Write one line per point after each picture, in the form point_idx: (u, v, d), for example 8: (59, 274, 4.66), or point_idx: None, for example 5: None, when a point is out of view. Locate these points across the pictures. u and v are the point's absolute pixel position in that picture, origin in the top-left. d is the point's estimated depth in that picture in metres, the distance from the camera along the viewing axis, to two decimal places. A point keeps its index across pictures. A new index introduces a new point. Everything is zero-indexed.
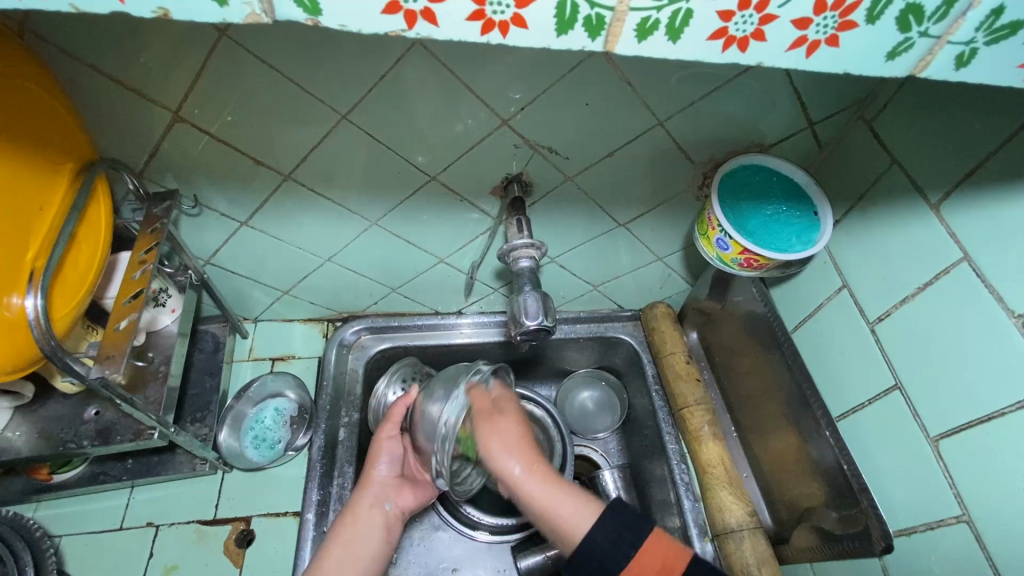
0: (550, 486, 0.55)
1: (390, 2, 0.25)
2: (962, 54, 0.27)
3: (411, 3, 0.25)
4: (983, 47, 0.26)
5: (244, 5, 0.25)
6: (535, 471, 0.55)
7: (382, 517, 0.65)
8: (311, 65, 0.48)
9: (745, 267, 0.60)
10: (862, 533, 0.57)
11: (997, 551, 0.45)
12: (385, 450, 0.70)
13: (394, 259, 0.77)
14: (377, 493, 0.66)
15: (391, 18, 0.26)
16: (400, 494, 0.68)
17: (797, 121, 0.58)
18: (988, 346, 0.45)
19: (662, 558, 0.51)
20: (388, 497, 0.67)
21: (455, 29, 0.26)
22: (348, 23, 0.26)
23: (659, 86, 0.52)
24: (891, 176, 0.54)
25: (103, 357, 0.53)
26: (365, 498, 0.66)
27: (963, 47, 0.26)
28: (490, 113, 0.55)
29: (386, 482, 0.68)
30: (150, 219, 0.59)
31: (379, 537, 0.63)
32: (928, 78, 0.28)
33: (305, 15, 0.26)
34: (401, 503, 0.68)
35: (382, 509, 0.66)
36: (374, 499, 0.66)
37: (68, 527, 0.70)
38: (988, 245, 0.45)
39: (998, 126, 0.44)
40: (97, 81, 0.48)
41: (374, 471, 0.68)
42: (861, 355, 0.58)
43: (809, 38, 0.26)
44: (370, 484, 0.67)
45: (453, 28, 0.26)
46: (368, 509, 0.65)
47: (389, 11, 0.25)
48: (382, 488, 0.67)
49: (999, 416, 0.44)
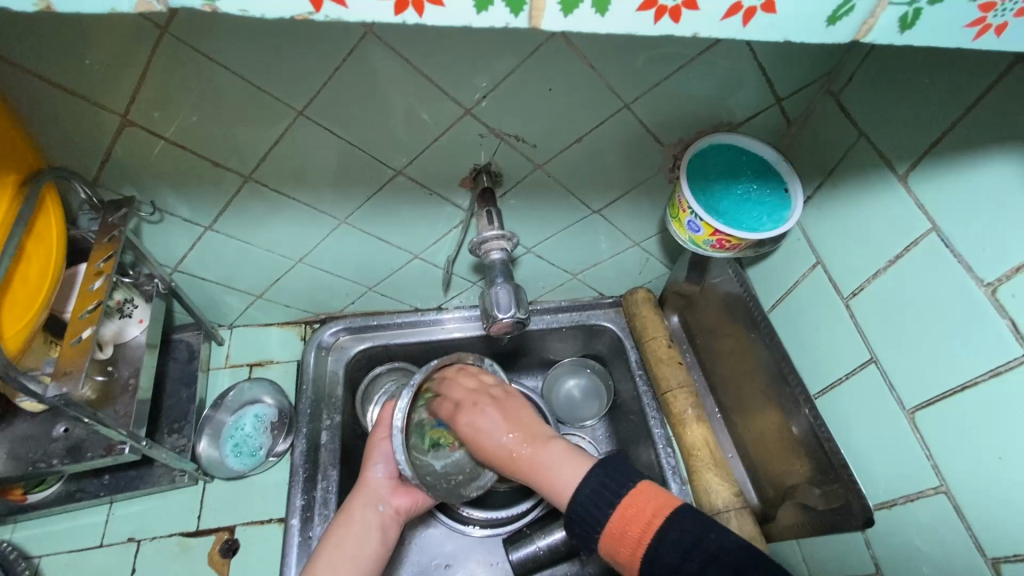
0: (535, 447, 0.59)
1: None
2: (906, 15, 0.26)
3: None
4: (927, 6, 0.25)
5: None
6: (519, 434, 0.61)
7: (376, 518, 0.64)
8: (260, 60, 0.47)
9: (719, 248, 0.60)
10: (844, 508, 0.57)
11: (975, 520, 0.45)
12: (380, 451, 0.68)
13: (367, 257, 0.75)
14: (371, 494, 0.65)
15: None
16: (395, 495, 0.67)
17: (766, 97, 0.57)
18: (959, 315, 0.45)
19: (643, 520, 0.49)
20: (382, 498, 0.66)
21: (367, 10, 0.25)
22: (250, 8, 0.25)
23: (623, 67, 0.51)
24: (860, 150, 0.53)
25: (60, 373, 0.52)
26: (358, 499, 0.65)
27: (907, 8, 0.25)
28: (452, 102, 0.53)
29: (381, 485, 0.66)
30: (106, 228, 0.57)
31: (374, 537, 0.63)
32: (874, 43, 0.27)
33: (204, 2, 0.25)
34: (396, 503, 0.67)
35: (375, 510, 0.65)
36: (368, 499, 0.65)
37: (46, 547, 0.68)
38: (956, 214, 0.45)
39: (963, 93, 0.44)
40: (36, 86, 0.46)
41: (368, 474, 0.67)
42: (838, 331, 0.58)
43: (744, 6, 0.25)
44: (365, 486, 0.66)
45: (365, 10, 0.25)
46: (362, 512, 0.64)
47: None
48: (377, 490, 0.66)
49: (973, 385, 0.44)
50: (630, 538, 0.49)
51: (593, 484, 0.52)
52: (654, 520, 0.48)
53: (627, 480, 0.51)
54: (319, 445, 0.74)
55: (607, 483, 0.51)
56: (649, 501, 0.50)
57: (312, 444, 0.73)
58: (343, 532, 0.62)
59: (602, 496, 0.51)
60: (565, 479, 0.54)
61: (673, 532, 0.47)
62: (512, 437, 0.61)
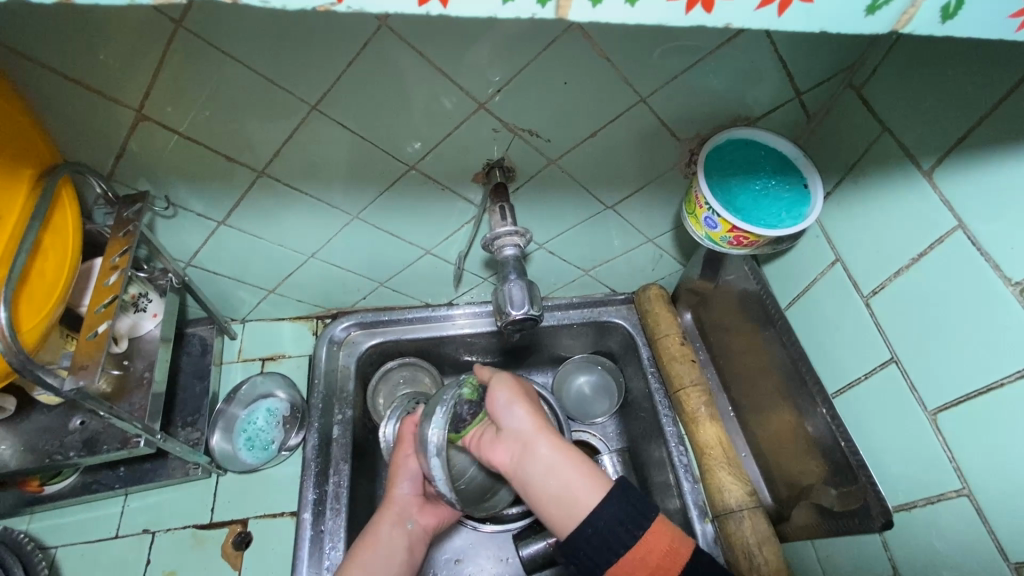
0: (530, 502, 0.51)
1: None
2: (947, 4, 0.25)
3: None
4: None
5: None
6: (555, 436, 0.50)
7: (404, 537, 0.65)
8: (273, 53, 0.46)
9: (735, 245, 0.59)
10: (862, 509, 0.56)
11: (998, 523, 0.44)
12: (407, 468, 0.68)
13: (379, 253, 0.75)
14: (399, 512, 0.66)
15: None
16: (422, 512, 0.68)
17: (785, 91, 0.56)
18: (983, 314, 0.44)
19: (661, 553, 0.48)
20: (410, 515, 0.67)
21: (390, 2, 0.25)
22: None
23: (640, 59, 0.50)
24: (882, 145, 0.52)
25: (77, 367, 0.52)
26: (386, 517, 0.65)
27: None
28: (465, 96, 0.52)
29: (408, 502, 0.67)
30: (121, 222, 0.58)
31: (399, 556, 0.63)
32: (911, 33, 0.26)
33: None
34: (423, 521, 0.67)
35: (403, 528, 0.65)
36: (396, 517, 0.65)
37: (63, 537, 0.69)
38: (982, 211, 0.44)
39: (993, 86, 0.42)
40: (51, 81, 0.46)
41: (399, 480, 0.68)
42: (857, 330, 0.57)
43: None
44: (393, 502, 0.66)
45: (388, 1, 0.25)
46: (389, 529, 0.65)
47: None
48: (404, 506, 0.66)
49: (999, 386, 0.43)
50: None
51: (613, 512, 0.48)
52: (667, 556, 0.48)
53: (647, 511, 0.49)
54: (330, 439, 0.74)
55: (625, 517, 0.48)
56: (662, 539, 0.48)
57: (324, 438, 0.73)
58: (372, 545, 0.63)
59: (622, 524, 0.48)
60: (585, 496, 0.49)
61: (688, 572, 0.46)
62: (546, 443, 0.50)
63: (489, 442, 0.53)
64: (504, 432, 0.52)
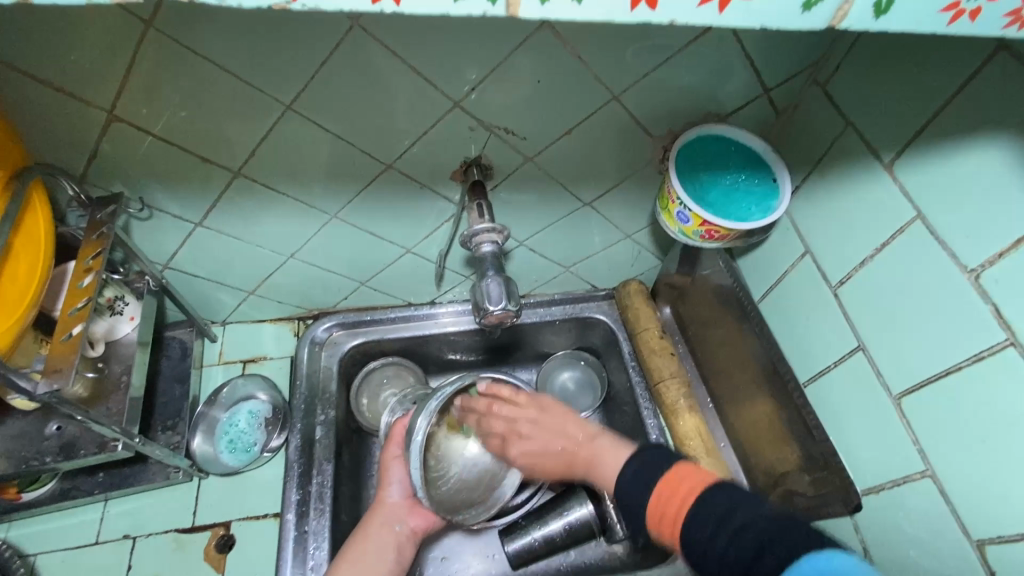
0: (586, 446, 0.62)
1: None
2: (881, 2, 0.26)
3: None
4: None
5: None
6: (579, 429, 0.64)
7: (392, 538, 0.66)
8: (244, 53, 0.46)
9: (708, 239, 0.60)
10: (837, 495, 0.57)
11: (960, 503, 0.46)
12: (394, 471, 0.69)
13: (359, 252, 0.76)
14: (388, 515, 0.67)
15: None
16: (412, 515, 0.68)
17: (754, 88, 0.57)
18: (942, 300, 0.46)
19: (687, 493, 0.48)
20: (399, 518, 0.67)
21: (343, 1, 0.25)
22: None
23: (611, 57, 0.51)
24: (846, 140, 0.54)
25: (51, 370, 0.51)
26: (375, 520, 0.66)
27: None
28: (440, 95, 0.53)
29: (397, 505, 0.67)
30: (94, 224, 0.57)
31: (390, 554, 0.64)
32: (853, 29, 0.27)
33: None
34: (413, 523, 0.68)
35: (391, 530, 0.66)
36: (384, 519, 0.66)
37: (41, 544, 0.68)
38: (939, 202, 0.45)
39: (944, 82, 0.44)
40: (21, 83, 0.46)
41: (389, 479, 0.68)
42: (827, 320, 0.58)
43: None
44: (381, 507, 0.67)
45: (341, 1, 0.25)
46: (378, 530, 0.65)
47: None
48: (393, 511, 0.67)
49: (957, 370, 0.45)
50: (671, 520, 0.47)
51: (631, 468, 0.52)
52: (688, 496, 0.47)
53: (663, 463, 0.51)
54: (313, 440, 0.74)
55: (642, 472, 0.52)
56: (684, 480, 0.48)
57: (307, 438, 0.73)
58: (363, 550, 0.64)
59: (642, 479, 0.51)
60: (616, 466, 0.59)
61: (704, 508, 0.46)
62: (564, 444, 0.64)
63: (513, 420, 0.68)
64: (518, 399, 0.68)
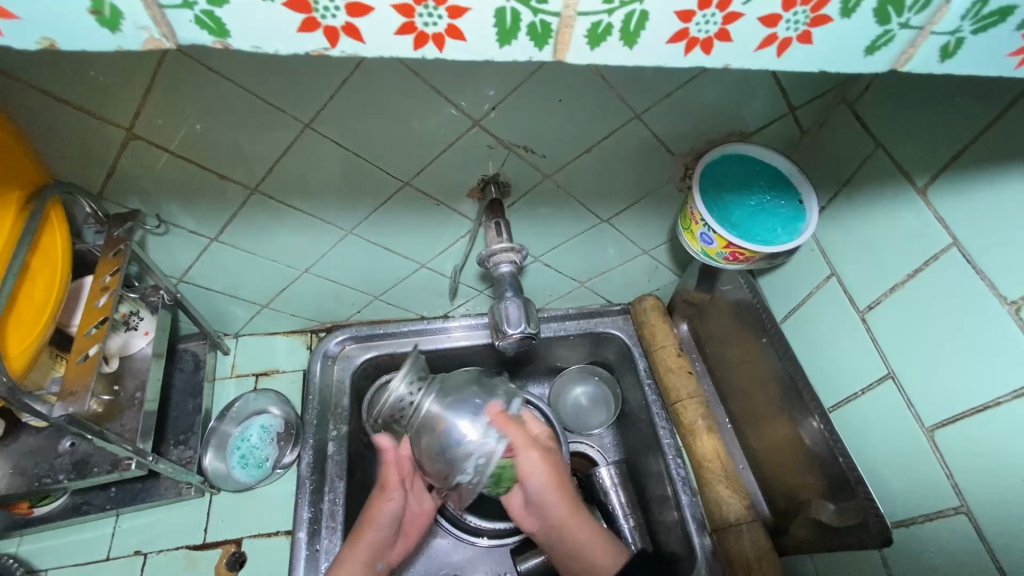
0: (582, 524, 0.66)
1: (306, 19, 0.23)
2: (947, 44, 0.25)
3: (331, 19, 0.23)
4: (970, 35, 0.24)
5: (140, 31, 0.23)
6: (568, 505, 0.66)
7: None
8: (263, 73, 0.46)
9: (731, 260, 0.59)
10: (860, 526, 0.55)
11: (995, 541, 0.44)
12: (387, 510, 0.66)
13: (374, 267, 0.75)
14: (372, 555, 0.65)
15: (311, 36, 0.24)
16: (390, 551, 0.68)
17: (779, 106, 0.56)
18: (979, 331, 0.44)
19: None
20: (382, 557, 0.66)
21: (384, 44, 0.25)
22: (262, 45, 0.25)
23: (634, 78, 0.50)
24: (875, 162, 0.52)
25: (67, 394, 0.51)
26: (362, 557, 0.64)
27: (949, 37, 0.25)
28: (460, 113, 0.52)
29: (383, 543, 0.66)
30: (112, 241, 0.57)
31: None
32: (911, 71, 0.26)
33: (215, 39, 0.25)
34: (389, 558, 0.68)
35: (374, 568, 0.65)
36: (370, 561, 0.65)
37: (52, 560, 0.68)
38: (976, 228, 0.44)
39: (981, 108, 0.43)
40: (42, 101, 0.45)
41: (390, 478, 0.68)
42: (853, 344, 0.57)
43: (779, 37, 0.25)
44: (368, 542, 0.65)
45: (382, 44, 0.25)
46: (364, 573, 0.64)
47: (306, 28, 0.24)
48: (378, 550, 0.66)
49: (995, 405, 0.43)
50: None
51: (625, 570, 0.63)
52: None
53: None
54: (325, 455, 0.73)
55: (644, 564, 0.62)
56: None
57: (319, 454, 0.72)
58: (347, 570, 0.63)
59: None
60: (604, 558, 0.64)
61: None
62: (573, 518, 0.65)
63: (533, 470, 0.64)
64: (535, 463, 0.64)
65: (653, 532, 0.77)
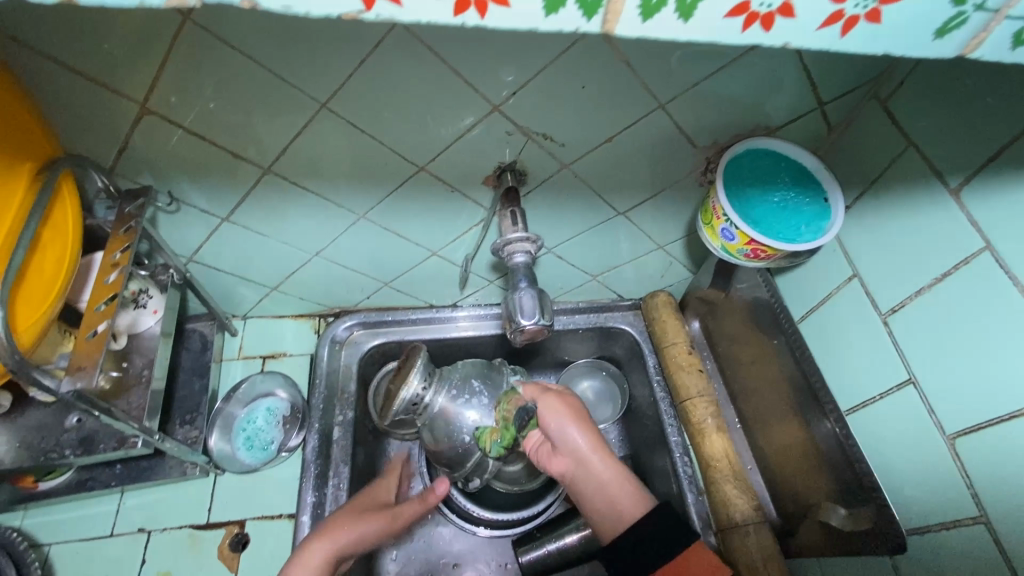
0: (604, 457, 0.57)
1: None
2: (1020, 32, 0.23)
3: None
4: None
5: None
6: (593, 445, 0.57)
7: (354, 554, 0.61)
8: (280, 48, 0.45)
9: (751, 257, 0.58)
10: (871, 531, 0.55)
11: (1016, 554, 0.43)
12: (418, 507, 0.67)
13: (385, 253, 0.74)
14: (380, 515, 0.63)
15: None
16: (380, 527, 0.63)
17: (807, 101, 0.55)
18: (1009, 338, 0.43)
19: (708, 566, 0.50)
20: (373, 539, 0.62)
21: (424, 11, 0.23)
22: (293, 5, 0.23)
23: (659, 66, 0.49)
24: (906, 161, 0.51)
25: (74, 368, 0.51)
26: (358, 507, 0.64)
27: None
28: (480, 98, 0.51)
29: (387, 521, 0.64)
30: (123, 218, 0.56)
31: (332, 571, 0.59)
32: (977, 58, 0.25)
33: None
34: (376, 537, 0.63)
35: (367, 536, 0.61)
36: (370, 516, 0.63)
37: (57, 534, 0.68)
38: (1010, 232, 0.43)
39: (1021, 108, 0.41)
40: (55, 72, 0.45)
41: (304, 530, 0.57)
42: (874, 348, 0.56)
43: (846, 14, 0.23)
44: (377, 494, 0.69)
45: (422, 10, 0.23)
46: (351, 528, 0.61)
47: None
48: (388, 510, 0.65)
49: (1022, 415, 0.42)
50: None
51: (650, 526, 0.53)
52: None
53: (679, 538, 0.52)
54: (331, 440, 0.73)
55: (653, 534, 0.52)
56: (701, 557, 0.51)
57: (324, 439, 0.72)
58: (307, 559, 0.58)
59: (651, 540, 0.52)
60: (627, 504, 0.55)
61: None
62: (599, 454, 0.57)
63: (557, 413, 0.58)
64: (561, 391, 0.61)
65: None
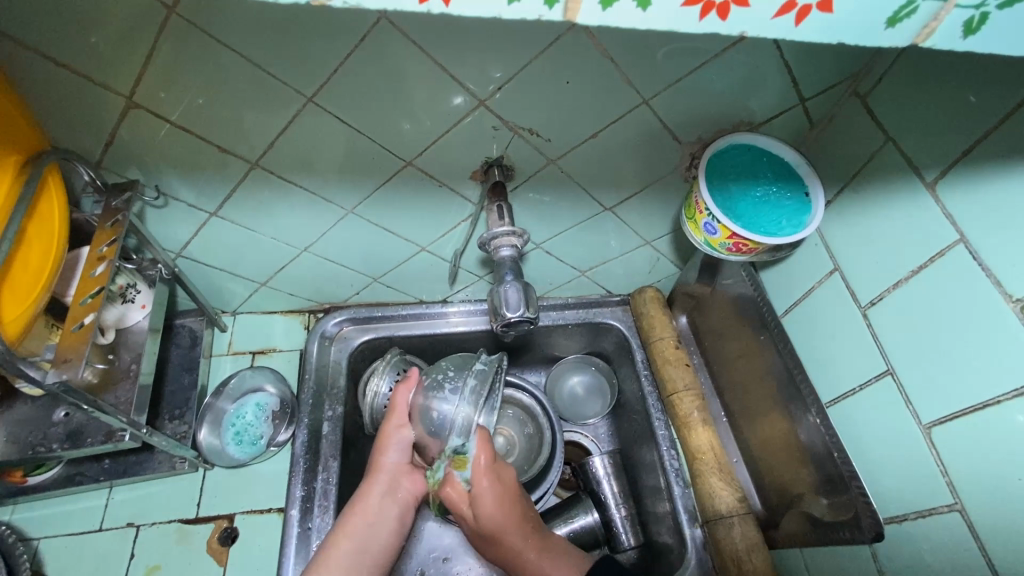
0: (532, 547, 0.63)
1: None
2: (971, 20, 0.24)
3: None
4: (995, 11, 0.23)
5: None
6: (513, 522, 0.62)
7: (395, 503, 0.66)
8: (264, 43, 0.45)
9: (734, 251, 0.58)
10: (853, 521, 0.55)
11: (989, 539, 0.44)
12: (397, 437, 0.67)
13: (374, 248, 0.74)
14: (389, 480, 0.66)
15: None
16: (411, 476, 0.68)
17: (789, 97, 0.55)
18: (983, 329, 0.44)
19: None
20: (399, 480, 0.67)
21: None
22: None
23: (642, 62, 0.49)
24: (886, 156, 0.52)
25: (61, 360, 0.51)
26: (375, 485, 0.65)
27: (974, 13, 0.24)
28: (466, 94, 0.52)
29: (395, 469, 0.67)
30: (110, 211, 0.56)
31: (388, 525, 0.65)
32: (933, 48, 0.26)
33: None
34: (414, 487, 0.68)
35: (393, 495, 0.66)
36: (386, 485, 0.66)
37: (45, 529, 0.68)
38: (983, 225, 0.44)
39: (995, 103, 0.42)
40: (40, 66, 0.45)
41: (396, 401, 0.66)
42: (855, 340, 0.56)
43: (799, 3, 0.24)
44: (381, 470, 0.66)
45: None
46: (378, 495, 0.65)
47: None
48: (394, 475, 0.66)
49: (995, 404, 0.43)
50: None
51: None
52: None
53: None
54: (320, 435, 0.73)
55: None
56: None
57: (314, 434, 0.72)
58: (349, 532, 0.62)
59: None
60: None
61: None
62: (523, 539, 0.62)
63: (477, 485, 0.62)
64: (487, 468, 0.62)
65: (645, 522, 0.77)
